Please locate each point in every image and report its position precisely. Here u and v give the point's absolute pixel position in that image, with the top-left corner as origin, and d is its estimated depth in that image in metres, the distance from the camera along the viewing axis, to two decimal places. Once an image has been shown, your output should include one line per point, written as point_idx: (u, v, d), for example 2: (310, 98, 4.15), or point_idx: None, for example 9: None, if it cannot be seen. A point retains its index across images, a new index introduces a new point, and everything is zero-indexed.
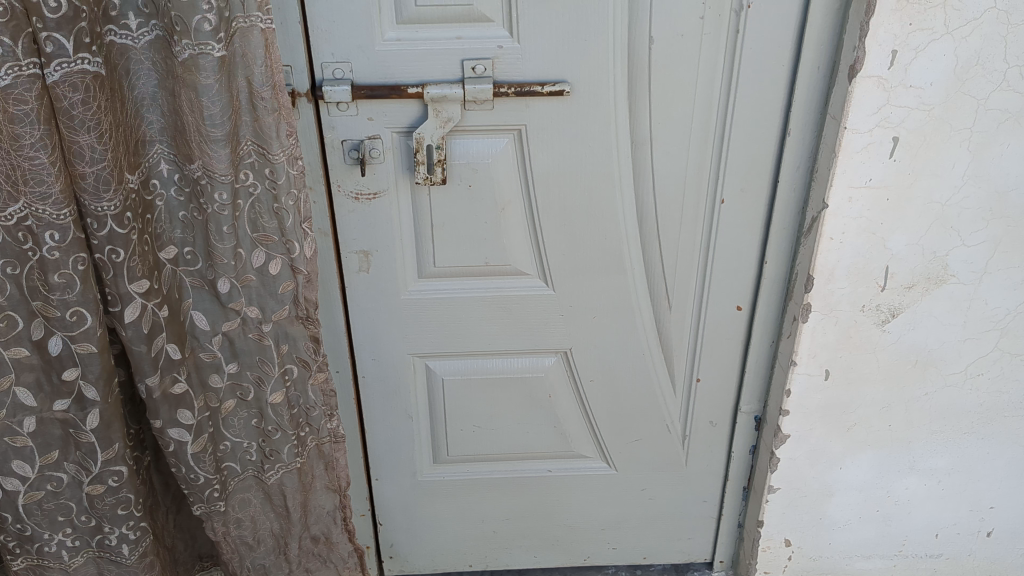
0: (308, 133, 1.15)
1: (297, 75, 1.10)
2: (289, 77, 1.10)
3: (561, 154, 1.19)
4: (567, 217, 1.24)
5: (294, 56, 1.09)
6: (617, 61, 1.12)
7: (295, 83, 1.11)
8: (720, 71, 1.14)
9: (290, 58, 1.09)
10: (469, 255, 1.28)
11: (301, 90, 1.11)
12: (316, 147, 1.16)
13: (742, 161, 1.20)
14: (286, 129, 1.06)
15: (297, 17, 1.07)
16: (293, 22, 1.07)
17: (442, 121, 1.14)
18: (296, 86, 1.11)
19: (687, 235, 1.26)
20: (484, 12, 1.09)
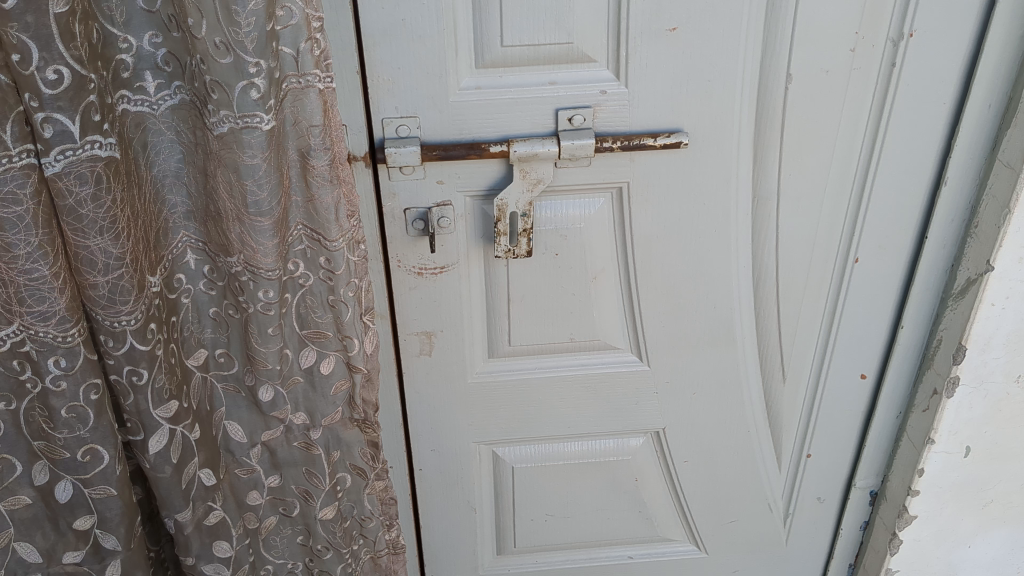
0: (364, 202, 0.94)
1: (353, 135, 0.89)
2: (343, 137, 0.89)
3: (670, 214, 0.98)
4: (670, 284, 1.04)
5: (351, 112, 0.88)
6: (746, 105, 0.92)
7: (350, 146, 0.89)
8: (867, 111, 0.94)
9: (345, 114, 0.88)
10: (553, 332, 1.07)
11: (358, 154, 0.90)
12: (374, 217, 0.95)
13: (884, 212, 1.00)
14: (350, 208, 0.84)
15: (355, 64, 0.85)
16: (350, 70, 0.85)
17: (530, 182, 0.93)
18: (352, 148, 0.90)
19: (811, 298, 1.06)
20: (585, 50, 0.87)
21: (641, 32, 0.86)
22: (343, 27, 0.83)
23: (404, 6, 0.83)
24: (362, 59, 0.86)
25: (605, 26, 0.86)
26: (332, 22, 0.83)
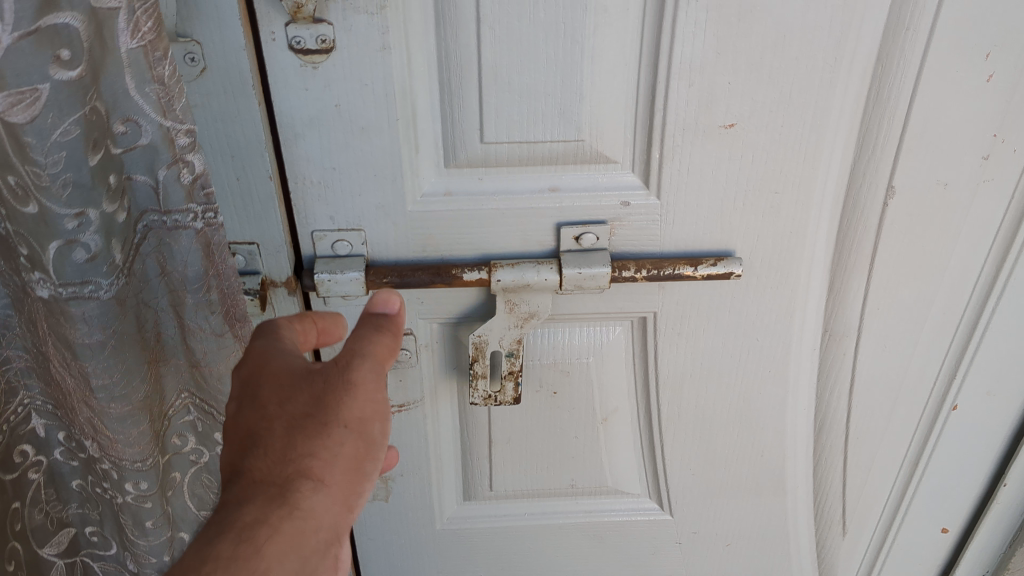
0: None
1: (270, 256, 0.63)
2: (257, 259, 0.63)
3: (710, 349, 0.73)
4: (704, 428, 0.78)
5: (264, 229, 0.62)
6: (824, 219, 0.65)
7: (266, 269, 0.64)
8: (995, 232, 0.67)
9: (254, 231, 0.62)
10: (548, 479, 0.81)
11: (278, 279, 0.64)
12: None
13: (997, 351, 0.75)
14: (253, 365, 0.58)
15: (268, 167, 0.59)
16: (260, 175, 0.59)
17: (519, 317, 0.67)
18: (269, 273, 0.64)
19: (889, 444, 0.81)
20: (601, 150, 0.61)
21: (684, 129, 0.60)
22: (246, 121, 0.57)
23: (338, 87, 0.56)
24: (276, 157, 0.59)
25: (632, 117, 0.60)
26: (221, 114, 0.56)
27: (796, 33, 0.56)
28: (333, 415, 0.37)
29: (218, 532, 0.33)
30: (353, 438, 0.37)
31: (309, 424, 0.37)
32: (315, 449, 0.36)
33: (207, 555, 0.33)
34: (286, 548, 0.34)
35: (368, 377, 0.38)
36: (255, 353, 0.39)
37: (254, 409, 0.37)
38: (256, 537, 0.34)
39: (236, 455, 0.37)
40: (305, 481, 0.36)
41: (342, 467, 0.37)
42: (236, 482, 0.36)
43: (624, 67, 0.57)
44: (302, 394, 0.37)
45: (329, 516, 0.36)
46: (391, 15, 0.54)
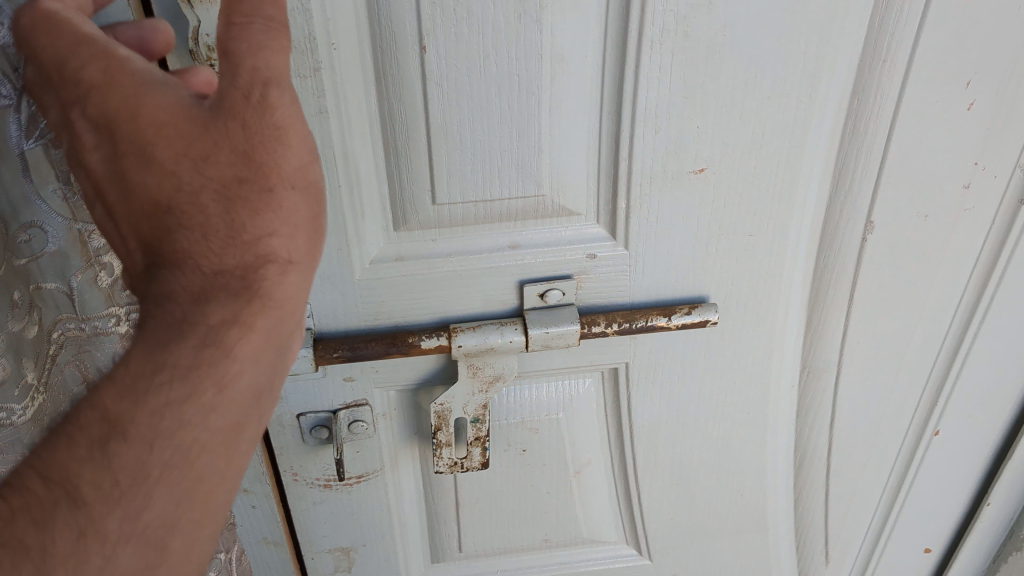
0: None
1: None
2: None
3: (685, 395, 0.69)
4: (682, 473, 0.74)
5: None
6: (801, 258, 0.62)
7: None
8: (976, 260, 0.64)
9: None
10: (520, 536, 0.77)
11: None
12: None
13: (979, 375, 0.72)
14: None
15: None
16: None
17: (484, 381, 0.62)
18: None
19: (872, 475, 0.78)
20: (564, 203, 0.56)
21: (653, 177, 0.55)
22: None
23: None
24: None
25: (594, 167, 0.55)
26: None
27: (767, 72, 0.52)
28: (273, 175, 0.34)
29: (179, 336, 0.32)
30: (301, 200, 0.35)
31: (249, 194, 0.33)
32: (269, 225, 0.34)
33: (163, 364, 0.32)
34: (258, 341, 0.34)
35: (290, 110, 0.34)
36: (119, 92, 0.33)
37: (155, 175, 0.33)
38: (226, 340, 0.33)
39: (155, 227, 0.34)
40: (270, 268, 0.34)
41: (298, 242, 0.35)
42: (167, 274, 0.33)
43: (584, 116, 0.53)
44: (223, 151, 0.33)
45: (292, 293, 0.35)
46: (326, 76, 0.49)
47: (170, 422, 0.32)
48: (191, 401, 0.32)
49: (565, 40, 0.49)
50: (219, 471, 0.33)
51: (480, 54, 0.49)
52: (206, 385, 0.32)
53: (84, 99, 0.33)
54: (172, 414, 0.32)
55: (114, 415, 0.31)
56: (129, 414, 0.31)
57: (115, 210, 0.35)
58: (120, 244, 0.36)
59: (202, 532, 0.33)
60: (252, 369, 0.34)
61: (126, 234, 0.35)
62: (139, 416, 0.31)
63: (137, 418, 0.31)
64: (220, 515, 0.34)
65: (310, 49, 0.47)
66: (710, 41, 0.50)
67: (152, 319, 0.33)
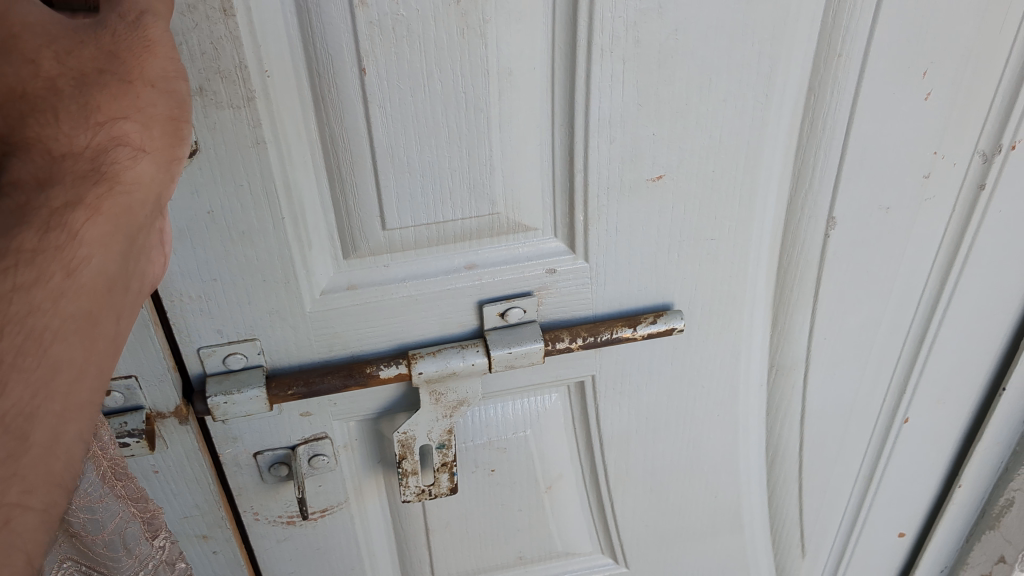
0: (187, 464, 0.60)
1: (153, 388, 0.55)
2: (137, 394, 0.55)
3: (654, 402, 0.67)
4: (655, 480, 0.73)
5: (140, 361, 0.53)
6: (764, 258, 0.60)
7: (151, 402, 0.55)
8: (939, 249, 0.63)
9: (128, 364, 0.53)
10: (494, 555, 0.75)
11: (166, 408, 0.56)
12: (210, 476, 0.61)
13: (946, 361, 0.71)
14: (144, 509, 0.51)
15: None
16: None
17: (447, 407, 0.60)
18: (154, 406, 0.55)
19: (844, 466, 0.77)
20: (520, 220, 0.54)
21: (610, 187, 0.53)
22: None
23: (207, 192, 0.48)
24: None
25: (550, 181, 0.53)
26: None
27: (722, 74, 0.50)
28: (135, 71, 0.32)
29: (21, 218, 0.28)
30: (161, 99, 0.33)
31: (108, 82, 0.31)
32: (125, 110, 0.31)
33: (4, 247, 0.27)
34: (107, 227, 0.30)
35: (161, 35, 0.33)
36: None
37: (12, 63, 0.30)
38: (75, 225, 0.29)
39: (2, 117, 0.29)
40: (121, 152, 0.31)
41: (156, 146, 0.32)
42: (16, 159, 0.29)
43: (535, 129, 0.51)
44: (86, 49, 0.31)
45: (147, 183, 0.32)
46: (261, 105, 0.46)
47: (16, 306, 0.28)
48: (39, 285, 0.28)
49: (512, 53, 0.47)
50: (72, 360, 0.29)
51: (424, 73, 0.46)
52: (53, 269, 0.28)
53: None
54: (20, 298, 0.28)
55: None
56: None
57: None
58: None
59: (67, 429, 0.30)
60: (103, 257, 0.30)
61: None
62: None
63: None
64: (85, 415, 0.31)
65: (242, 79, 0.44)
66: (662, 46, 0.48)
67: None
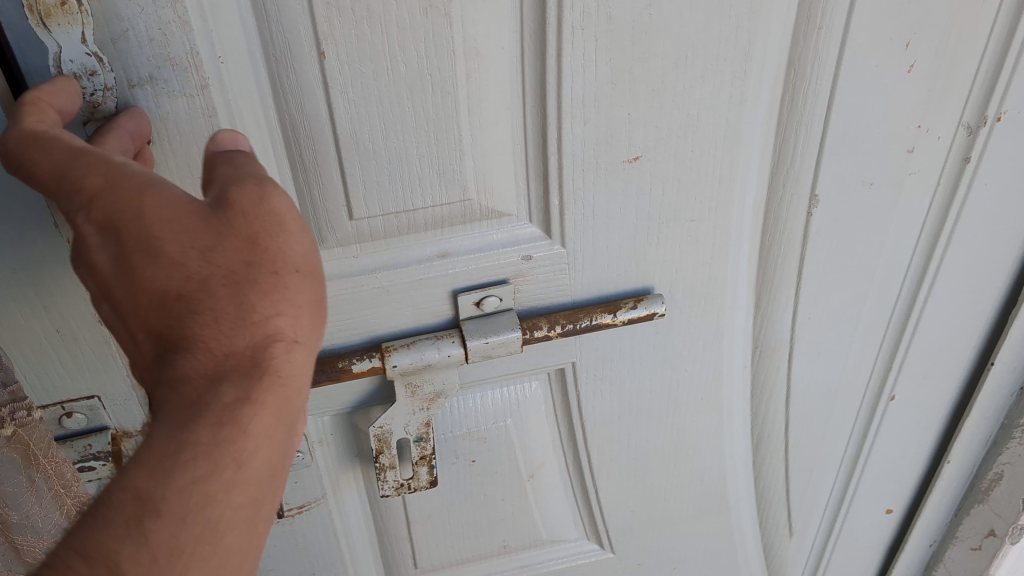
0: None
1: (117, 407, 0.54)
2: (101, 414, 0.54)
3: (637, 388, 0.65)
4: (639, 465, 0.71)
5: (105, 382, 0.52)
6: (746, 239, 0.59)
7: (116, 421, 0.54)
8: (924, 224, 0.62)
9: (93, 385, 0.52)
10: (478, 545, 0.73)
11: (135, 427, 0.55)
12: None
13: (932, 337, 0.70)
14: (47, 458, 0.51)
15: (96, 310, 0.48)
16: (88, 321, 0.48)
17: (424, 400, 0.58)
18: (120, 425, 0.55)
19: (831, 445, 0.76)
20: (492, 205, 0.52)
21: (586, 170, 0.51)
22: (53, 254, 0.45)
23: None
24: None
25: (523, 165, 0.51)
26: (24, 259, 0.45)
27: (699, 50, 0.48)
28: (279, 260, 0.31)
29: (196, 415, 0.28)
30: (307, 283, 0.32)
31: (257, 278, 0.30)
32: (276, 304, 0.30)
33: (184, 443, 0.28)
34: (272, 420, 0.30)
35: (289, 205, 0.32)
36: (120, 194, 0.29)
37: (164, 265, 0.29)
38: (246, 420, 0.29)
39: (163, 320, 0.29)
40: (278, 346, 0.30)
41: (310, 318, 0.32)
42: (178, 358, 0.29)
43: (505, 111, 0.49)
44: (230, 233, 0.30)
45: (302, 374, 0.31)
46: (216, 92, 0.44)
47: (193, 500, 0.28)
48: (214, 478, 0.28)
49: (478, 32, 0.45)
50: (247, 538, 0.30)
51: (387, 54, 0.44)
52: (226, 461, 0.28)
53: (81, 201, 0.29)
54: (197, 490, 0.28)
55: (144, 496, 0.27)
56: (158, 491, 0.27)
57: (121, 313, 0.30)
58: (130, 345, 0.31)
59: None
60: (270, 446, 0.30)
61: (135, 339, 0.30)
62: (168, 494, 0.27)
63: (167, 495, 0.27)
64: None
65: (194, 66, 0.42)
66: (635, 22, 0.46)
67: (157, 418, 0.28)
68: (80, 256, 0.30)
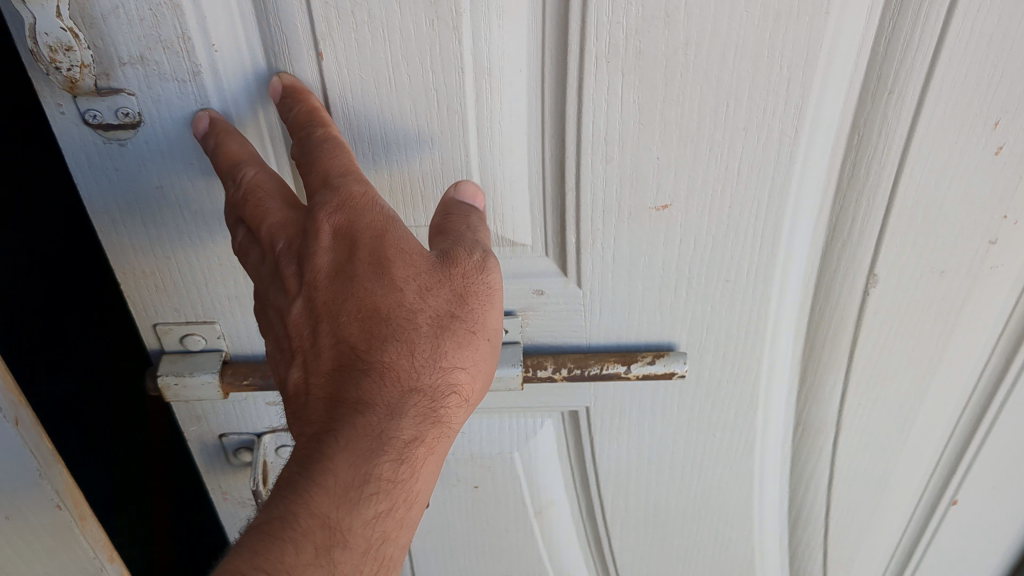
0: None
1: None
2: None
3: (659, 443, 0.61)
4: (658, 522, 0.67)
5: (66, 563, 0.56)
6: (792, 309, 0.53)
7: None
8: (1006, 321, 0.54)
9: (56, 565, 0.56)
10: (480, 570, 0.71)
11: None
12: None
13: (1009, 445, 0.62)
14: None
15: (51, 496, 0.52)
16: (44, 506, 0.52)
17: None
18: None
19: (880, 540, 0.69)
20: (503, 233, 0.48)
21: (609, 212, 0.47)
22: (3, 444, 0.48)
23: (155, 168, 0.45)
24: (61, 483, 0.52)
25: (540, 197, 0.47)
26: None
27: (743, 100, 0.43)
28: (477, 323, 0.41)
29: (382, 448, 0.38)
30: (489, 351, 0.42)
31: (457, 329, 0.40)
32: (463, 363, 0.41)
33: (370, 477, 0.38)
34: (434, 459, 0.40)
35: (497, 285, 0.42)
36: (370, 214, 0.40)
37: (388, 288, 0.39)
38: (416, 455, 0.39)
39: (370, 335, 0.39)
40: (453, 398, 0.41)
41: (483, 374, 0.42)
42: (372, 381, 0.39)
43: (522, 138, 0.45)
44: (445, 288, 0.40)
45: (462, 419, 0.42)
46: (209, 80, 0.42)
47: (370, 531, 0.38)
48: (388, 511, 0.38)
49: (491, 51, 0.41)
50: (396, 540, 0.40)
51: (388, 62, 0.41)
52: (400, 497, 0.39)
53: (331, 205, 0.39)
54: (377, 517, 0.38)
55: (330, 522, 0.37)
56: (344, 520, 0.37)
57: (321, 314, 0.40)
58: (311, 347, 0.40)
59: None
60: (427, 484, 0.40)
61: (322, 344, 0.40)
62: (352, 525, 0.37)
63: (350, 526, 0.37)
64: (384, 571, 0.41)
65: (186, 50, 0.40)
66: (669, 61, 0.41)
67: (353, 428, 0.38)
68: (295, 254, 0.40)
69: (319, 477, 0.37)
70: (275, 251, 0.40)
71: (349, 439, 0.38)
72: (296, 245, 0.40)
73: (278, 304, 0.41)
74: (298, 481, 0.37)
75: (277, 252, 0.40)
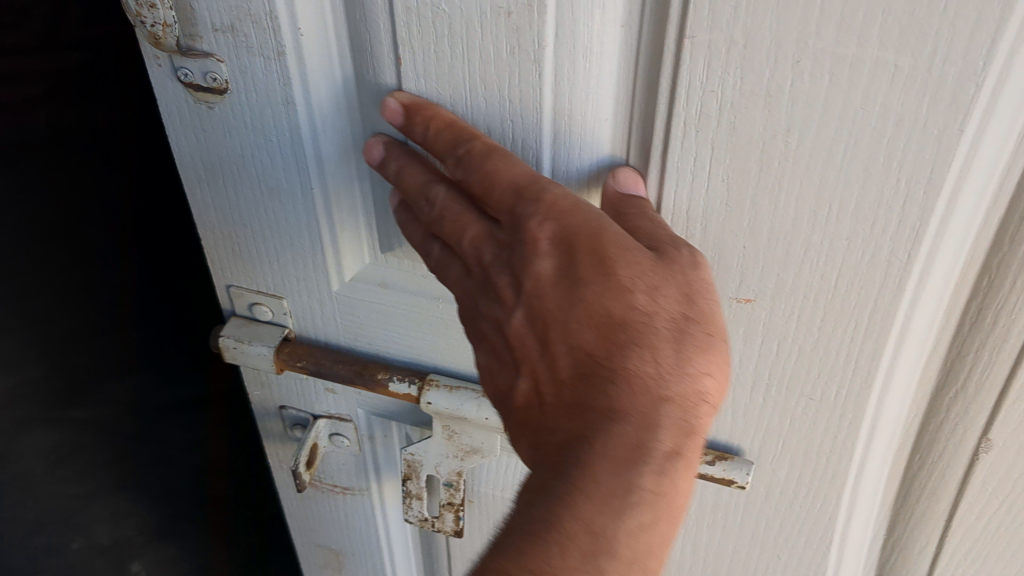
0: None
1: None
2: None
3: (715, 550, 0.55)
4: None
5: None
6: (883, 449, 0.46)
7: None
8: None
9: None
10: None
11: None
12: None
13: None
14: None
15: None
16: None
17: (461, 449, 0.53)
18: None
19: None
20: None
21: None
22: None
23: (238, 136, 0.44)
24: None
25: None
26: None
27: (849, 211, 0.36)
28: (716, 325, 0.35)
29: (635, 462, 0.34)
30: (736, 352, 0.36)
31: (696, 334, 0.35)
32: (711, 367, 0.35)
33: (632, 486, 0.34)
34: (693, 469, 0.35)
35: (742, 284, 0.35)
36: (583, 214, 0.35)
37: (614, 291, 0.35)
38: (676, 468, 0.34)
39: (603, 346, 0.35)
40: (704, 406, 0.35)
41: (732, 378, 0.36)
42: (609, 393, 0.34)
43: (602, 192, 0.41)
44: (673, 289, 0.35)
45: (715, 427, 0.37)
46: (294, 63, 0.40)
47: (636, 541, 0.34)
48: (655, 521, 0.34)
49: (575, 94, 0.37)
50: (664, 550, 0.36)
51: (465, 83, 0.38)
52: (662, 506, 0.34)
53: (537, 213, 0.36)
54: (639, 530, 0.34)
55: (594, 528, 0.34)
56: (608, 527, 0.34)
57: (549, 322, 0.37)
58: (540, 356, 0.38)
59: None
60: (687, 492, 0.35)
61: (559, 352, 0.36)
62: (617, 532, 0.34)
63: (615, 534, 0.34)
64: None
65: (272, 28, 0.39)
66: (766, 146, 0.36)
67: (607, 438, 0.34)
68: (511, 263, 0.38)
69: (576, 486, 0.34)
70: (485, 264, 0.39)
71: (604, 449, 0.34)
72: (504, 254, 0.38)
73: (493, 315, 0.39)
74: (557, 488, 0.34)
75: (486, 263, 0.39)
